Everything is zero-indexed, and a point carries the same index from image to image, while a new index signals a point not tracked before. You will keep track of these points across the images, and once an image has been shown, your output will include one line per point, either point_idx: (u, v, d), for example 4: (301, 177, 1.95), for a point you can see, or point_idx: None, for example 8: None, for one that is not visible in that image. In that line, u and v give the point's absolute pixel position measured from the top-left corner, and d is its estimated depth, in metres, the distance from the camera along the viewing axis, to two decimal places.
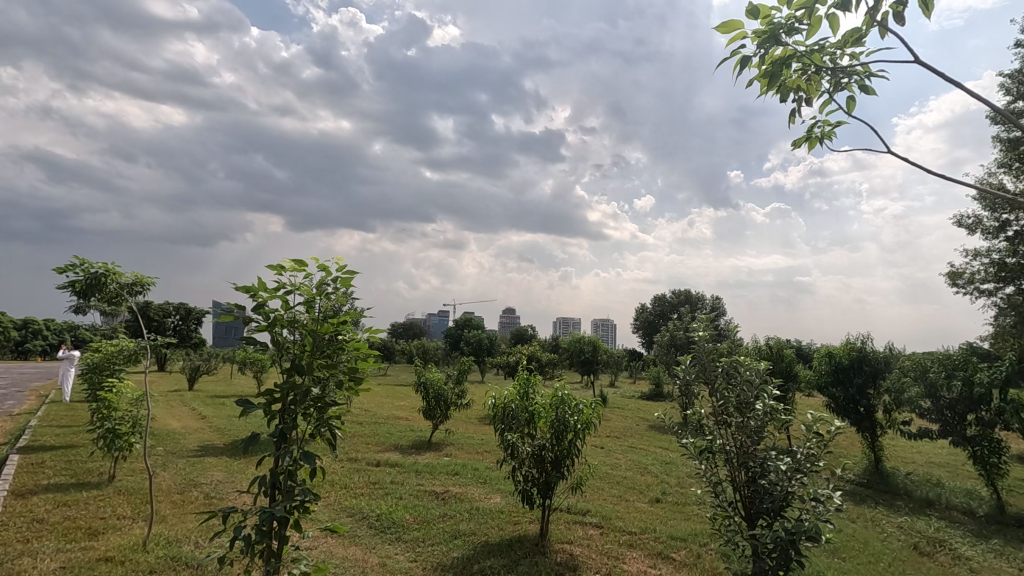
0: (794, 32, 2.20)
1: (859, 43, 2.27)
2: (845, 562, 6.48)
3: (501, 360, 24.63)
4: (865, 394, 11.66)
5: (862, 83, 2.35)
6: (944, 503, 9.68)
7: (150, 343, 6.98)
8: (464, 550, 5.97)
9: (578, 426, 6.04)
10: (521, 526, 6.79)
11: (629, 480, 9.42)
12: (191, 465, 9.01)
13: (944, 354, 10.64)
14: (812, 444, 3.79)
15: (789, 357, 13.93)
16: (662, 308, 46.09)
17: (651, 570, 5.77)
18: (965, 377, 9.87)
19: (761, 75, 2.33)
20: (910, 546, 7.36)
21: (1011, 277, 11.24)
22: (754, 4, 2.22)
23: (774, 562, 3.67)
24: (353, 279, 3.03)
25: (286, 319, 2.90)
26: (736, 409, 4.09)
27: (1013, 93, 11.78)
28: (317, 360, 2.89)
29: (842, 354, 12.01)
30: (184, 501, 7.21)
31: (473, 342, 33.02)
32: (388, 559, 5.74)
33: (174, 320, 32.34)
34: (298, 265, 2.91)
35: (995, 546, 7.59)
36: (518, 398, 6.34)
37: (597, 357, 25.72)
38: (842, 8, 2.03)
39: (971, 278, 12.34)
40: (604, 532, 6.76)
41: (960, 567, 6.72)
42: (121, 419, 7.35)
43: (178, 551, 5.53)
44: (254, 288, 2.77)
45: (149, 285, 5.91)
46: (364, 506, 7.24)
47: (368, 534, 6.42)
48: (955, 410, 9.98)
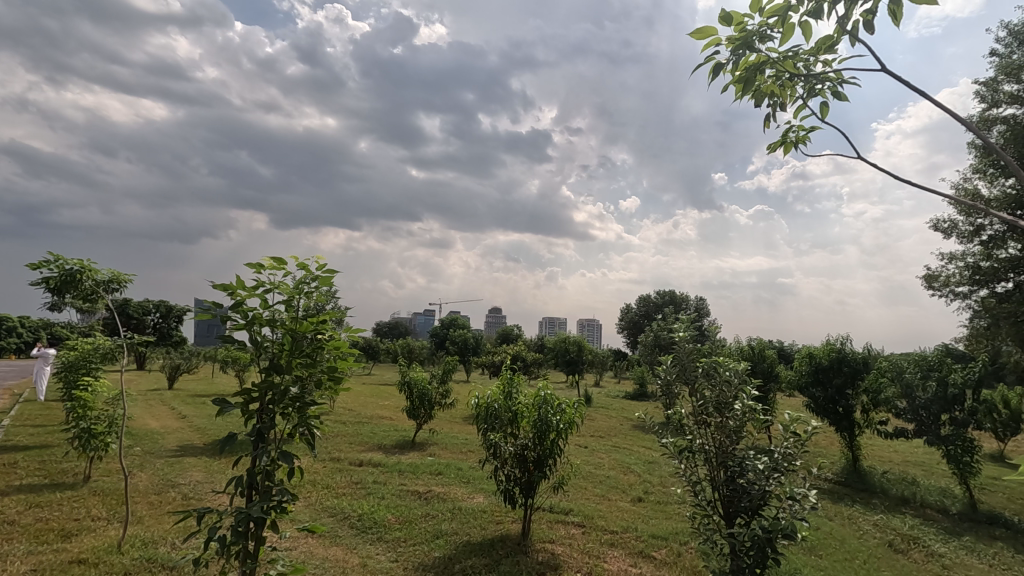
0: (766, 40, 2.21)
1: (832, 50, 2.28)
2: (822, 560, 6.58)
3: (486, 360, 24.53)
4: (844, 394, 11.82)
5: (835, 89, 2.36)
6: (918, 501, 9.88)
7: (127, 341, 6.82)
8: (445, 550, 5.95)
9: (560, 425, 6.06)
10: (503, 526, 6.78)
11: (612, 480, 9.45)
12: (170, 465, 8.86)
13: (920, 356, 10.88)
14: (789, 444, 3.85)
15: (770, 358, 14.10)
16: (646, 309, 46.36)
17: (631, 569, 5.80)
18: (940, 377, 10.17)
19: (736, 80, 2.33)
20: (885, 543, 7.48)
21: (985, 280, 11.46)
22: (726, 11, 2.23)
23: (752, 560, 3.73)
24: (333, 278, 2.99)
25: (265, 318, 2.87)
26: (716, 409, 4.15)
27: (987, 101, 12.07)
28: (296, 360, 2.86)
29: (822, 355, 12.16)
30: (161, 501, 7.11)
31: (459, 342, 32.90)
32: (368, 559, 5.71)
33: (154, 318, 31.73)
34: (277, 263, 2.86)
35: (966, 543, 7.76)
36: (501, 398, 6.32)
37: (582, 356, 25.84)
38: (814, 16, 2.03)
39: (946, 281, 12.60)
40: (586, 532, 6.79)
41: (933, 564, 6.86)
42: (97, 418, 7.22)
43: (154, 552, 5.45)
44: (232, 286, 2.73)
45: (126, 282, 5.81)
46: (345, 506, 7.19)
47: (348, 534, 6.37)
48: (929, 411, 10.16)
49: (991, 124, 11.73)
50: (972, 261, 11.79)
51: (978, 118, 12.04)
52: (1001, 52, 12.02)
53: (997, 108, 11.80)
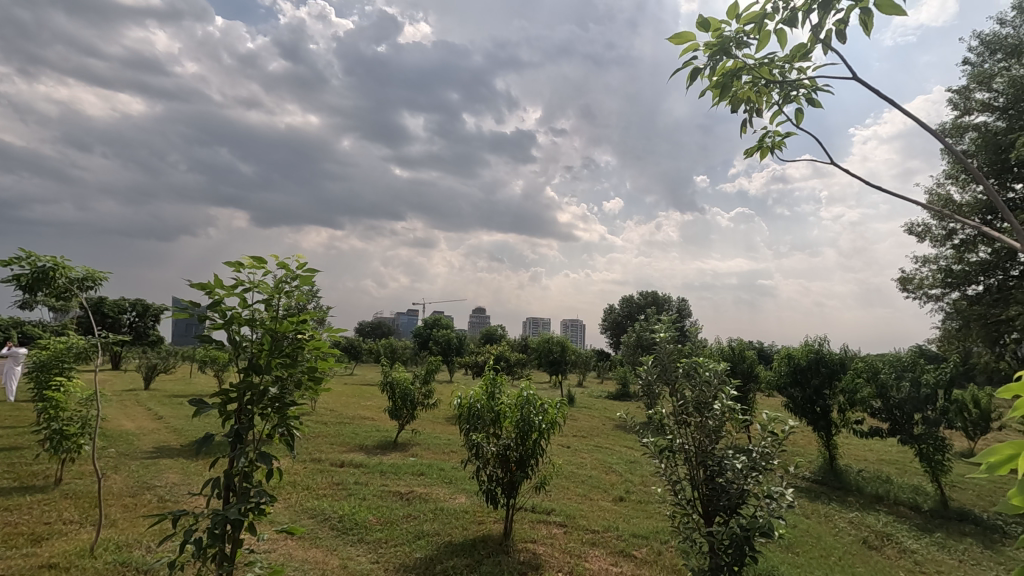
0: (743, 46, 2.24)
1: (806, 58, 2.33)
2: (799, 557, 6.70)
3: (469, 360, 24.48)
4: (822, 394, 12.02)
5: (809, 96, 2.41)
6: (892, 499, 10.10)
7: (100, 340, 6.67)
8: (427, 551, 5.93)
9: (543, 425, 6.07)
10: (485, 526, 6.78)
11: (594, 480, 9.49)
12: (145, 467, 8.69)
13: (895, 357, 11.13)
14: (767, 444, 3.91)
15: (750, 358, 14.30)
16: (629, 309, 46.65)
17: (613, 568, 5.84)
18: (913, 378, 10.40)
19: (713, 86, 2.34)
20: (860, 540, 7.64)
21: (957, 283, 11.75)
22: (704, 17, 2.25)
23: (729, 558, 3.77)
24: (314, 278, 2.96)
25: (244, 317, 2.83)
26: (695, 409, 4.20)
27: (960, 109, 12.39)
28: (276, 360, 2.81)
29: (801, 356, 12.36)
30: (135, 504, 6.96)
31: (442, 342, 32.80)
32: (349, 560, 5.66)
33: (130, 317, 31.04)
34: (257, 261, 2.83)
35: (938, 539, 7.95)
36: (483, 398, 6.30)
37: (565, 356, 25.96)
38: (788, 24, 2.06)
39: (919, 283, 12.90)
40: (568, 531, 6.81)
41: (905, 560, 7.02)
42: (69, 419, 7.05)
43: (129, 556, 5.33)
44: (210, 285, 2.69)
45: (101, 280, 5.68)
46: (326, 507, 7.14)
47: (329, 535, 6.32)
48: (903, 410, 10.39)
49: (963, 131, 12.03)
50: (944, 264, 12.06)
51: (951, 124, 12.35)
52: (973, 61, 12.35)
53: (969, 115, 12.10)
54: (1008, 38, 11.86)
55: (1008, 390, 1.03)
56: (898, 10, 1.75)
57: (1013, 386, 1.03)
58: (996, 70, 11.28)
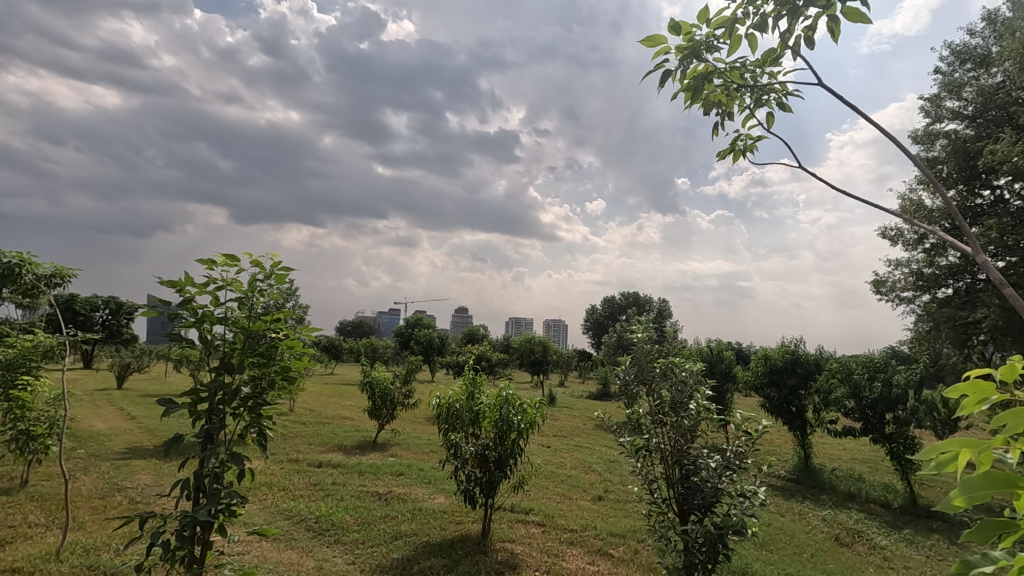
0: (714, 51, 2.22)
1: (777, 63, 2.31)
2: (772, 554, 6.81)
3: (451, 360, 24.42)
4: (797, 394, 12.24)
5: (779, 100, 2.41)
6: (864, 497, 10.33)
7: (70, 338, 6.48)
8: (404, 551, 5.91)
9: (521, 425, 6.07)
10: (463, 526, 6.76)
11: (574, 480, 9.50)
12: (116, 468, 8.50)
13: (867, 358, 11.37)
14: (741, 443, 3.99)
15: (728, 359, 14.48)
16: (611, 309, 46.97)
17: (590, 566, 5.87)
18: (885, 378, 10.62)
19: (685, 89, 2.33)
20: (833, 537, 7.80)
21: (927, 286, 12.03)
22: (675, 20, 2.19)
23: (703, 556, 3.80)
24: (289, 276, 2.91)
25: (216, 316, 2.79)
26: (671, 409, 4.24)
27: (931, 117, 12.70)
28: (249, 358, 2.77)
29: (777, 356, 12.56)
30: (105, 506, 6.81)
31: (424, 341, 32.68)
32: (325, 562, 5.60)
33: (103, 315, 30.16)
34: (230, 259, 2.78)
35: (907, 536, 8.14)
36: (462, 398, 6.28)
37: (546, 356, 26.05)
38: (759, 30, 2.06)
39: (892, 286, 13.22)
40: (546, 530, 6.82)
41: (875, 556, 7.19)
42: (37, 420, 6.87)
43: (97, 559, 5.22)
44: (180, 282, 2.63)
45: (70, 278, 5.54)
46: (302, 508, 7.06)
47: (305, 536, 6.24)
48: (875, 410, 10.62)
49: (934, 138, 12.33)
50: (916, 267, 12.33)
51: (923, 131, 12.65)
52: (944, 70, 12.70)
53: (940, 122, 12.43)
54: (978, 48, 12.22)
55: (957, 388, 1.03)
56: (864, 19, 1.78)
57: (961, 385, 1.03)
58: (966, 79, 11.57)
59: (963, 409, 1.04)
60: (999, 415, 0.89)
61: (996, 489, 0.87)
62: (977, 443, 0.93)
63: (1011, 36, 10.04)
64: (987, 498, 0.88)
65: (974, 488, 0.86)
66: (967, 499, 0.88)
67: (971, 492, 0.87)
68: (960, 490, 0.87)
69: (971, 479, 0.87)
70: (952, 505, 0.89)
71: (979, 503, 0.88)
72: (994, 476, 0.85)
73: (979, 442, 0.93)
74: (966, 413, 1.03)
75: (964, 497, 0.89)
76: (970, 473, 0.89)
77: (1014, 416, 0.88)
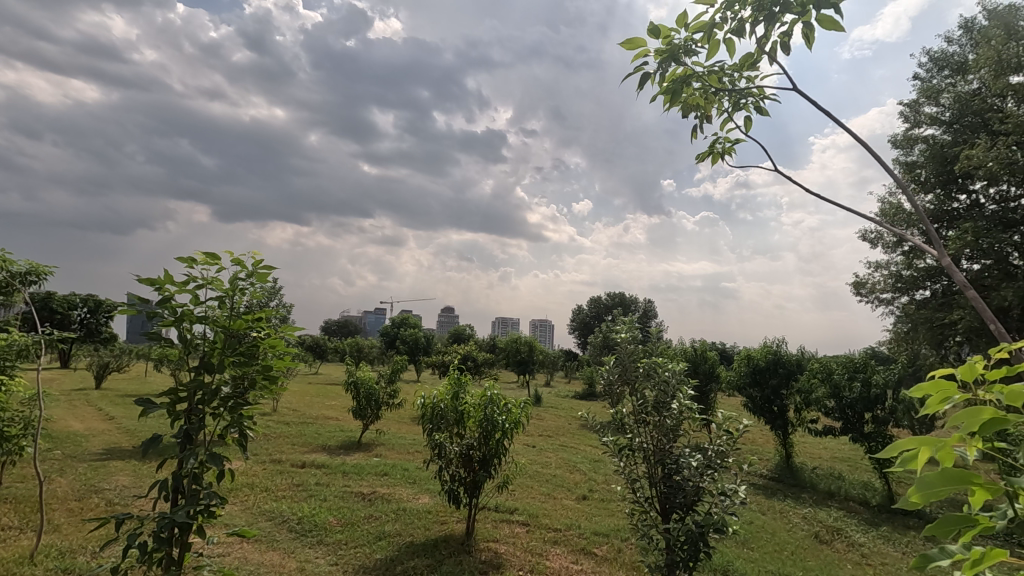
0: (691, 54, 2.19)
1: (755, 66, 2.29)
2: (754, 552, 6.89)
3: (437, 360, 24.32)
4: (779, 394, 12.40)
5: (758, 104, 2.40)
6: (843, 495, 10.51)
7: (45, 337, 6.34)
8: (388, 552, 5.87)
9: (506, 425, 6.08)
10: (447, 526, 6.74)
11: (558, 479, 9.53)
12: (94, 469, 8.33)
13: (847, 358, 11.57)
14: (722, 442, 4.04)
15: (711, 359, 14.62)
16: (598, 310, 47.18)
17: (574, 565, 5.89)
18: (865, 378, 10.80)
19: (663, 92, 2.31)
20: (812, 535, 7.91)
21: (906, 288, 12.26)
22: (654, 24, 2.15)
23: (684, 553, 3.84)
24: (271, 274, 2.87)
25: (196, 315, 2.75)
26: (654, 408, 4.28)
27: (910, 122, 12.96)
28: (230, 357, 2.74)
29: (760, 357, 12.71)
30: (82, 508, 6.68)
31: (410, 341, 32.55)
32: (306, 563, 5.55)
33: (81, 313, 29.48)
34: (210, 257, 2.74)
35: (884, 533, 8.30)
36: (447, 398, 6.27)
37: (532, 357, 26.10)
38: (737, 35, 2.05)
39: (872, 288, 13.45)
40: (530, 530, 6.83)
41: (853, 553, 7.31)
42: (11, 420, 6.72)
43: (72, 562, 5.13)
44: (159, 280, 2.59)
45: (46, 275, 5.43)
46: (284, 509, 6.98)
47: (287, 538, 6.17)
48: (854, 410, 10.80)
49: (913, 143, 12.56)
50: (895, 269, 12.56)
51: (902, 136, 12.88)
52: (922, 76, 12.97)
53: (918, 128, 12.70)
54: (954, 56, 12.50)
55: (921, 388, 1.05)
56: (838, 27, 1.81)
57: (925, 384, 1.05)
58: (943, 85, 11.82)
59: (927, 408, 1.06)
60: (956, 413, 0.91)
61: (950, 487, 0.88)
62: (935, 442, 0.94)
63: (986, 44, 10.27)
64: (940, 497, 0.89)
65: (929, 486, 0.86)
66: (923, 497, 0.88)
67: (926, 489, 0.87)
68: (916, 488, 0.88)
69: (927, 477, 0.87)
70: (910, 501, 0.89)
71: (934, 500, 0.88)
72: (949, 474, 0.86)
73: (938, 440, 0.94)
74: (928, 412, 1.04)
75: (919, 495, 0.89)
76: (927, 471, 0.89)
77: (969, 415, 0.90)
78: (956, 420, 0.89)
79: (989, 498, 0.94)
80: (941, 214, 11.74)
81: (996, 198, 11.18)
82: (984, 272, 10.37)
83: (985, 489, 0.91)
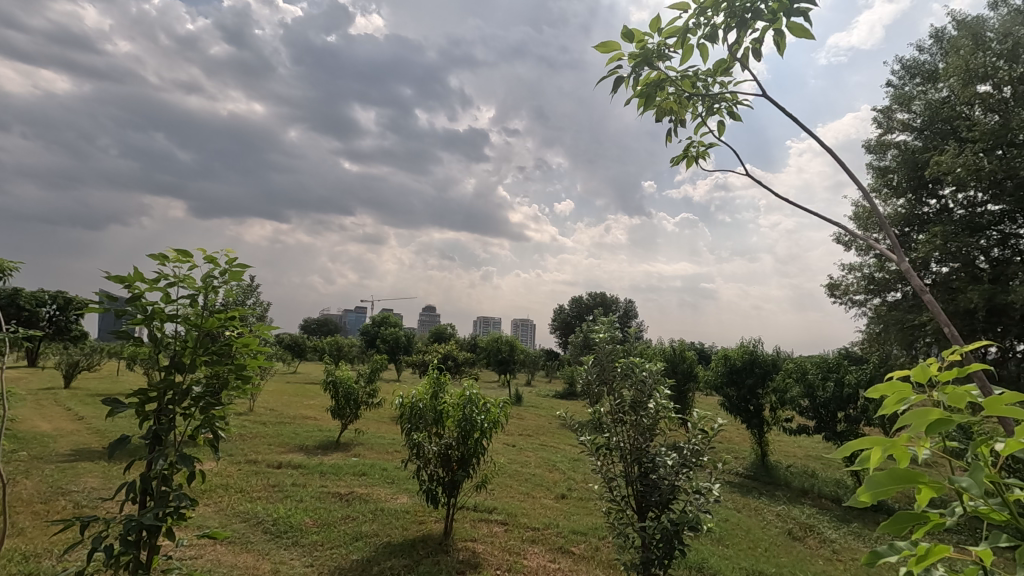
0: (665, 59, 2.21)
1: (728, 72, 2.32)
2: (728, 549, 7.00)
3: (417, 359, 24.15)
4: (755, 393, 12.60)
5: (730, 109, 2.43)
6: (816, 492, 10.73)
7: (10, 334, 6.15)
8: (364, 552, 5.82)
9: (485, 425, 6.07)
10: (425, 526, 6.72)
11: (537, 478, 9.55)
12: (61, 471, 8.11)
13: (821, 358, 11.81)
14: (697, 441, 4.10)
15: (690, 359, 14.79)
16: (579, 310, 47.44)
17: (551, 564, 5.92)
18: (838, 378, 11.03)
19: (638, 96, 2.32)
20: (786, 532, 8.06)
21: (879, 289, 12.55)
22: (628, 28, 2.16)
23: (659, 552, 3.89)
24: (245, 272, 2.81)
25: (166, 313, 2.69)
26: (631, 408, 4.31)
27: (883, 128, 13.27)
28: (201, 357, 2.68)
29: (737, 356, 12.90)
30: (48, 510, 6.50)
31: (390, 340, 32.33)
32: (281, 565, 5.48)
33: (49, 310, 28.47)
34: (182, 255, 2.68)
35: (854, 529, 8.49)
36: (426, 397, 6.24)
37: (513, 356, 26.15)
38: (710, 40, 2.07)
39: (845, 289, 13.75)
40: (508, 529, 6.84)
41: (825, 549, 7.48)
42: None
43: (36, 567, 5.00)
44: (129, 278, 2.53)
45: (11, 271, 5.25)
46: (259, 510, 6.87)
47: (261, 539, 6.08)
48: (828, 409, 11.05)
49: (885, 148, 12.86)
50: (868, 272, 12.86)
51: (875, 141, 13.19)
52: (894, 84, 13.30)
53: (890, 133, 13.02)
54: (925, 64, 12.84)
55: (877, 388, 1.08)
56: (808, 34, 1.84)
57: (880, 385, 1.07)
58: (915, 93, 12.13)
59: (883, 408, 1.08)
60: (904, 414, 0.93)
61: (897, 486, 0.90)
62: (886, 442, 0.96)
63: (956, 53, 10.56)
64: (889, 496, 0.91)
65: (879, 485, 0.88)
66: (872, 496, 0.90)
67: (876, 489, 0.88)
68: (865, 487, 0.89)
69: (877, 476, 0.89)
70: (859, 500, 0.91)
71: (883, 499, 0.90)
72: (897, 474, 0.88)
73: (888, 441, 0.97)
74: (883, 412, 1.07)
75: (869, 494, 0.90)
76: (877, 470, 0.91)
77: (917, 416, 0.93)
78: (904, 421, 0.92)
79: (938, 497, 0.96)
80: (912, 217, 12.03)
81: (964, 203, 11.51)
82: (952, 275, 10.68)
83: (930, 487, 0.93)
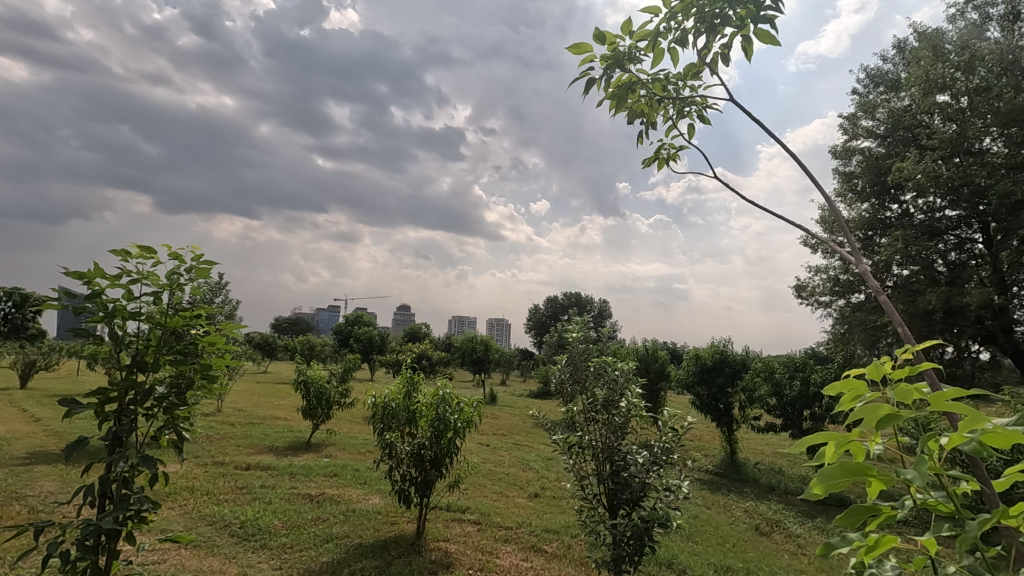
0: (636, 62, 2.23)
1: (698, 76, 2.36)
2: (698, 545, 7.12)
3: (391, 359, 23.93)
4: (725, 392, 12.85)
5: (700, 112, 2.47)
6: (782, 488, 11.00)
7: None
8: (334, 554, 5.74)
9: (458, 424, 6.05)
10: (397, 527, 6.67)
11: (510, 478, 9.57)
12: (15, 475, 7.79)
13: (789, 358, 12.11)
14: (668, 439, 4.16)
15: (662, 359, 15.00)
16: (554, 310, 47.64)
17: (524, 563, 5.94)
18: (804, 377, 11.33)
19: (609, 98, 2.35)
20: (753, 528, 8.24)
21: (843, 291, 12.92)
22: (600, 30, 2.18)
23: (630, 549, 3.93)
24: (212, 269, 2.74)
25: (129, 311, 2.61)
26: (603, 407, 4.34)
27: (848, 134, 13.67)
28: (165, 356, 2.61)
29: (708, 356, 13.13)
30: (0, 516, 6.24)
31: (364, 340, 31.96)
32: (248, 568, 5.37)
33: None
34: (146, 251, 2.60)
35: (818, 524, 8.74)
36: (400, 397, 6.18)
37: (488, 355, 26.14)
38: (681, 43, 2.10)
39: (812, 291, 14.12)
40: (481, 529, 6.84)
41: (790, 544, 7.67)
42: None
43: None
44: (89, 274, 2.44)
45: None
46: (226, 513, 6.72)
47: (228, 543, 5.94)
48: (794, 407, 11.34)
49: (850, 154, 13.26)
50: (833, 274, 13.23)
51: (841, 147, 13.58)
52: (859, 91, 13.71)
53: (855, 139, 13.41)
54: (888, 74, 13.27)
55: (834, 386, 1.11)
56: (774, 41, 1.89)
57: (837, 383, 1.11)
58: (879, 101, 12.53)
59: (839, 405, 1.12)
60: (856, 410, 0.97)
61: (849, 479, 0.93)
62: (840, 437, 1.00)
63: (916, 64, 10.94)
64: (841, 488, 0.94)
65: (829, 479, 0.92)
66: (823, 489, 0.93)
67: (827, 482, 0.92)
68: (818, 479, 0.93)
69: (827, 470, 0.93)
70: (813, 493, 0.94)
71: (835, 492, 0.93)
72: (847, 467, 0.92)
73: (842, 435, 1.00)
74: (840, 410, 1.10)
75: (821, 487, 0.94)
76: (829, 464, 0.95)
77: (868, 412, 0.96)
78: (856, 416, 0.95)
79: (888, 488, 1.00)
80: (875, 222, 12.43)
81: (924, 208, 11.93)
82: (912, 278, 11.06)
83: (879, 480, 0.97)
